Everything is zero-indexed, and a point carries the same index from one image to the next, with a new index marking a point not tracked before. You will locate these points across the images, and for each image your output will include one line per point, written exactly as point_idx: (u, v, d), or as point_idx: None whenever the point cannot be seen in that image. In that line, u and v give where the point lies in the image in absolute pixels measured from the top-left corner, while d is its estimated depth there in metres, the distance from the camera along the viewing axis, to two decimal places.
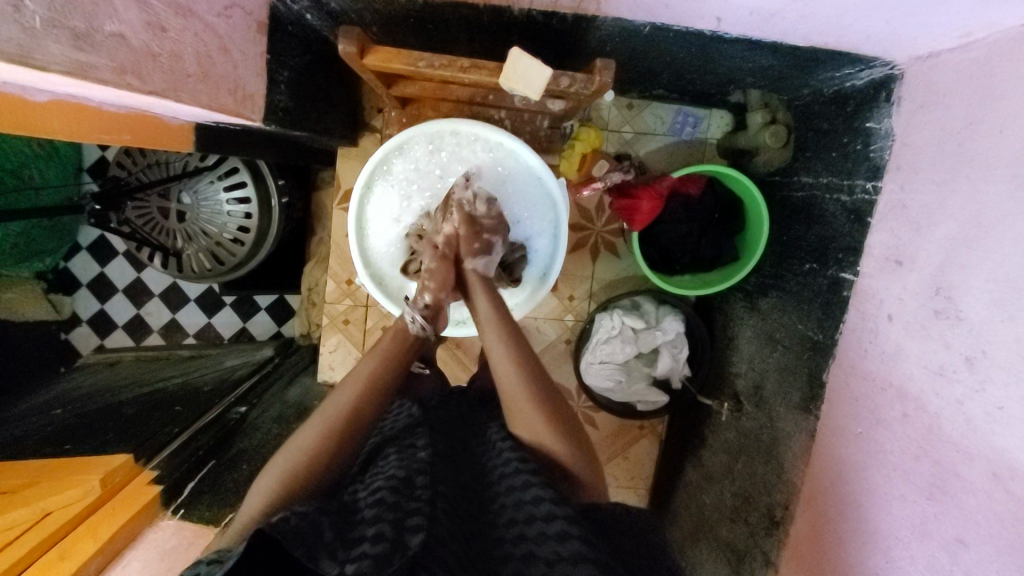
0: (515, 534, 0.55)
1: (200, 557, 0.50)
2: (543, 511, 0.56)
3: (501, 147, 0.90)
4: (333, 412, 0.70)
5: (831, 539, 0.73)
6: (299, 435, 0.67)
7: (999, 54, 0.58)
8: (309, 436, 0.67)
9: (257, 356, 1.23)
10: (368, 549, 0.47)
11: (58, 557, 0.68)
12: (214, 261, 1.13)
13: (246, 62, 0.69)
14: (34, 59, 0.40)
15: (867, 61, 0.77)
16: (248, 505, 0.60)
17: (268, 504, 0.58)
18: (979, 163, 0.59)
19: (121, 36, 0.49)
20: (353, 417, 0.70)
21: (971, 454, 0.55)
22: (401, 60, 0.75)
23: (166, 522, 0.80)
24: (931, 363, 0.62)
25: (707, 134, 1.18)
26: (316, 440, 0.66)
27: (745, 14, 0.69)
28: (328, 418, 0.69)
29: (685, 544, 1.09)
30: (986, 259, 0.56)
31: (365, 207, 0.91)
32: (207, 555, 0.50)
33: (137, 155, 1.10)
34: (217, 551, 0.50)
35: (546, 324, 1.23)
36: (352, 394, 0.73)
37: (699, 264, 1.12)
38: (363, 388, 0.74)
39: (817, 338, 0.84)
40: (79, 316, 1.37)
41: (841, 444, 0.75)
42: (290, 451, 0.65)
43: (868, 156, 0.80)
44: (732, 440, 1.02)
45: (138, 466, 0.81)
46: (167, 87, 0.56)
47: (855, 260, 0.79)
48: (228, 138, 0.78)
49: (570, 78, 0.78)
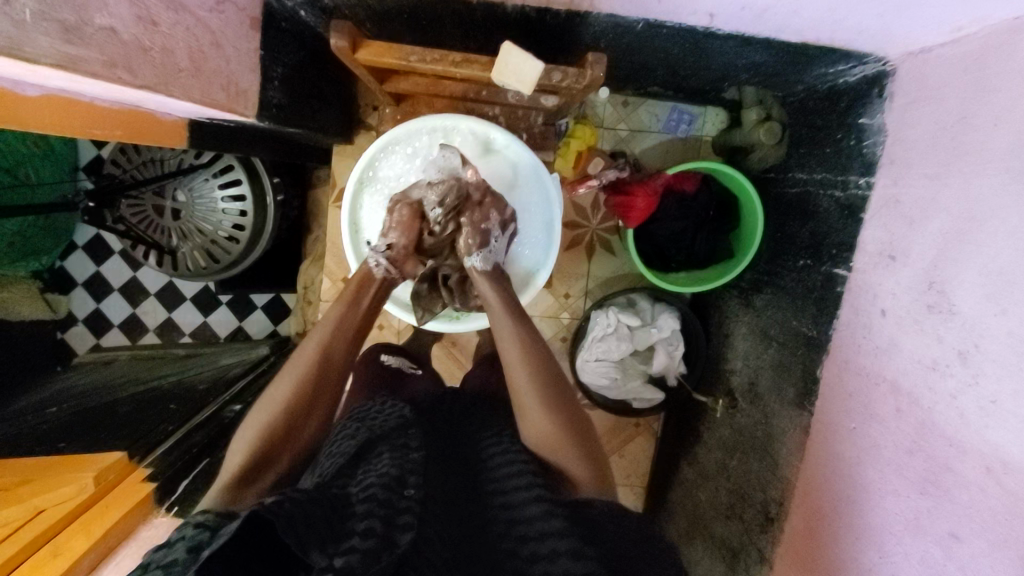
0: (509, 547, 0.54)
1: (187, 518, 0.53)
2: (536, 530, 0.54)
3: (505, 150, 0.90)
4: (308, 353, 0.73)
5: (826, 535, 0.72)
6: (274, 386, 0.70)
7: (991, 49, 0.58)
8: (282, 393, 0.69)
9: (252, 354, 1.23)
10: (357, 543, 0.48)
11: (51, 553, 0.68)
12: (209, 259, 1.13)
13: (240, 58, 0.69)
14: (23, 51, 0.40)
15: (860, 57, 0.77)
16: (229, 459, 0.66)
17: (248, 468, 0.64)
18: (969, 157, 0.60)
19: (112, 29, 0.48)
20: (324, 363, 0.72)
21: (963, 448, 0.55)
22: (395, 56, 0.76)
23: (160, 519, 0.80)
24: (924, 358, 0.62)
25: (702, 131, 1.18)
26: (290, 396, 0.69)
27: (738, 10, 0.69)
28: (299, 367, 0.71)
29: (681, 542, 1.09)
30: (977, 252, 0.57)
31: (360, 196, 0.91)
32: (196, 517, 0.52)
33: (132, 152, 1.10)
34: (205, 513, 0.53)
35: (542, 322, 1.23)
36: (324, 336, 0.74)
37: (694, 261, 1.12)
38: (334, 331, 0.75)
39: (810, 333, 0.84)
40: (74, 315, 1.37)
41: (835, 439, 0.75)
42: (265, 411, 0.68)
43: (861, 152, 0.80)
44: (728, 437, 1.02)
45: (132, 462, 0.82)
46: (159, 82, 0.56)
47: (848, 256, 0.79)
48: (222, 135, 0.78)
49: (563, 72, 0.78)
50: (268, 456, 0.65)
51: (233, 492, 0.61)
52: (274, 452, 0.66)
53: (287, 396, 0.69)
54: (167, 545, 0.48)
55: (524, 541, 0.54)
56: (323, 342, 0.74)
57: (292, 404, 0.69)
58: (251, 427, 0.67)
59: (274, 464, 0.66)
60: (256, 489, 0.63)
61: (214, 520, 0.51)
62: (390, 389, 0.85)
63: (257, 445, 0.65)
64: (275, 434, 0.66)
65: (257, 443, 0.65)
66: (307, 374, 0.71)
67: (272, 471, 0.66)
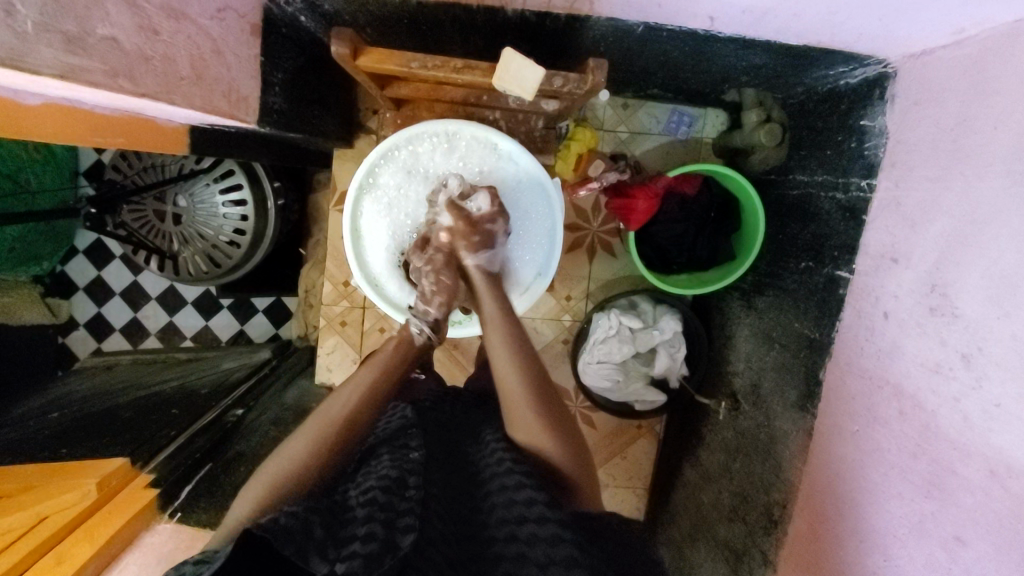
0: (507, 533, 0.55)
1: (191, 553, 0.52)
2: (534, 513, 0.56)
3: (507, 157, 0.90)
4: (332, 411, 0.71)
5: (830, 538, 0.72)
6: (292, 443, 0.67)
7: (992, 52, 0.58)
8: (298, 446, 0.66)
9: (254, 358, 1.22)
10: (358, 549, 0.48)
11: (55, 562, 0.69)
12: (211, 264, 1.13)
13: (241, 64, 0.69)
14: (26, 63, 0.40)
15: (861, 59, 0.77)
16: (233, 514, 0.60)
17: (258, 508, 0.59)
18: (971, 160, 0.59)
19: (114, 39, 0.48)
20: (347, 424, 0.70)
21: (968, 451, 0.55)
22: (396, 62, 0.75)
23: (163, 526, 0.81)
24: (927, 361, 0.62)
25: (703, 133, 1.18)
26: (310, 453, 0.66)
27: (738, 13, 0.69)
28: (323, 424, 0.69)
29: (683, 544, 1.09)
30: (979, 257, 0.56)
31: (360, 202, 0.90)
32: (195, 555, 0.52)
33: (133, 158, 1.10)
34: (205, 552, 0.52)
35: (544, 325, 1.23)
36: (349, 397, 0.73)
37: (695, 263, 1.12)
38: (361, 392, 0.74)
39: (813, 336, 0.84)
40: (75, 319, 1.37)
41: (838, 442, 0.75)
42: (280, 463, 0.65)
43: (862, 154, 0.80)
44: (730, 439, 1.02)
45: (134, 469, 0.81)
46: (161, 90, 0.56)
47: (850, 258, 0.79)
48: (224, 141, 0.78)
49: (564, 78, 0.78)
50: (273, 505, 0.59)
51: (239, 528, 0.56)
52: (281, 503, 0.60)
53: (306, 449, 0.66)
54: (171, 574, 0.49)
55: (521, 523, 0.55)
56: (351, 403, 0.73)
57: (310, 456, 0.65)
58: (263, 481, 0.63)
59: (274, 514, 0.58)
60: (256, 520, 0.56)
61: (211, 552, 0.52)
62: (394, 394, 0.85)
63: (266, 491, 0.61)
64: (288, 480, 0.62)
65: (265, 489, 0.62)
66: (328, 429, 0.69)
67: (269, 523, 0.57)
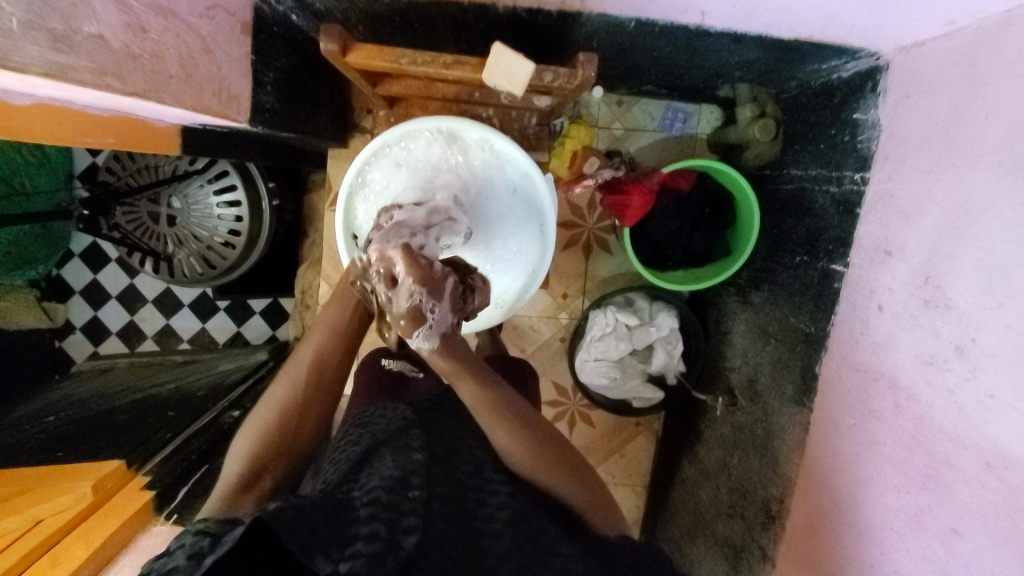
0: (512, 542, 0.55)
1: (188, 526, 0.53)
2: None
3: (503, 159, 0.90)
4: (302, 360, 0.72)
5: (828, 533, 0.72)
6: (271, 389, 0.71)
7: (982, 43, 0.58)
8: (278, 392, 0.69)
9: (251, 359, 1.23)
10: (362, 548, 0.47)
11: (50, 563, 0.68)
12: (206, 265, 1.13)
13: (231, 63, 0.69)
14: (11, 61, 0.40)
15: (853, 52, 0.76)
16: (228, 465, 0.66)
17: (248, 468, 0.64)
18: (964, 151, 0.59)
19: (101, 37, 0.48)
20: (315, 374, 0.71)
21: (963, 442, 0.55)
22: (384, 58, 0.76)
23: (159, 527, 0.79)
24: (921, 353, 0.62)
25: (697, 130, 1.18)
26: (287, 403, 0.69)
27: (729, 7, 0.69)
28: (295, 372, 0.71)
29: (683, 541, 1.09)
30: (972, 248, 0.56)
31: (351, 207, 0.91)
32: (195, 525, 0.53)
33: (126, 160, 1.10)
34: (208, 521, 0.54)
35: (540, 323, 1.22)
36: (317, 344, 0.73)
37: (693, 259, 1.11)
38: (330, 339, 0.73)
39: (809, 330, 0.84)
40: (72, 323, 1.37)
41: (834, 436, 0.74)
42: (264, 412, 0.68)
43: (855, 147, 0.80)
44: (727, 435, 1.02)
45: (129, 471, 0.82)
46: (149, 88, 0.56)
47: (844, 251, 0.79)
48: (216, 141, 0.78)
49: (554, 72, 0.78)
50: (266, 458, 0.66)
51: (231, 500, 0.61)
52: (269, 461, 0.66)
53: (287, 396, 0.69)
54: (166, 554, 0.48)
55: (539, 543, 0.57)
56: (320, 349, 0.73)
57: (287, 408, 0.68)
58: (252, 431, 0.68)
59: (269, 470, 0.66)
60: (255, 494, 0.63)
61: (215, 528, 0.52)
62: (391, 395, 0.86)
63: (254, 448, 0.66)
64: (273, 437, 0.67)
65: (253, 441, 0.66)
66: (301, 380, 0.70)
67: (267, 480, 0.65)
